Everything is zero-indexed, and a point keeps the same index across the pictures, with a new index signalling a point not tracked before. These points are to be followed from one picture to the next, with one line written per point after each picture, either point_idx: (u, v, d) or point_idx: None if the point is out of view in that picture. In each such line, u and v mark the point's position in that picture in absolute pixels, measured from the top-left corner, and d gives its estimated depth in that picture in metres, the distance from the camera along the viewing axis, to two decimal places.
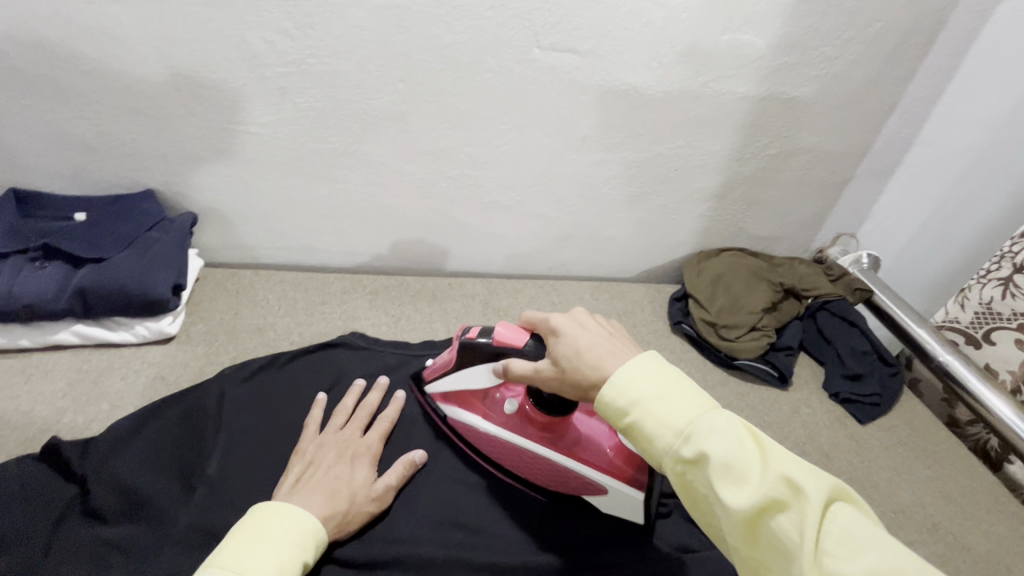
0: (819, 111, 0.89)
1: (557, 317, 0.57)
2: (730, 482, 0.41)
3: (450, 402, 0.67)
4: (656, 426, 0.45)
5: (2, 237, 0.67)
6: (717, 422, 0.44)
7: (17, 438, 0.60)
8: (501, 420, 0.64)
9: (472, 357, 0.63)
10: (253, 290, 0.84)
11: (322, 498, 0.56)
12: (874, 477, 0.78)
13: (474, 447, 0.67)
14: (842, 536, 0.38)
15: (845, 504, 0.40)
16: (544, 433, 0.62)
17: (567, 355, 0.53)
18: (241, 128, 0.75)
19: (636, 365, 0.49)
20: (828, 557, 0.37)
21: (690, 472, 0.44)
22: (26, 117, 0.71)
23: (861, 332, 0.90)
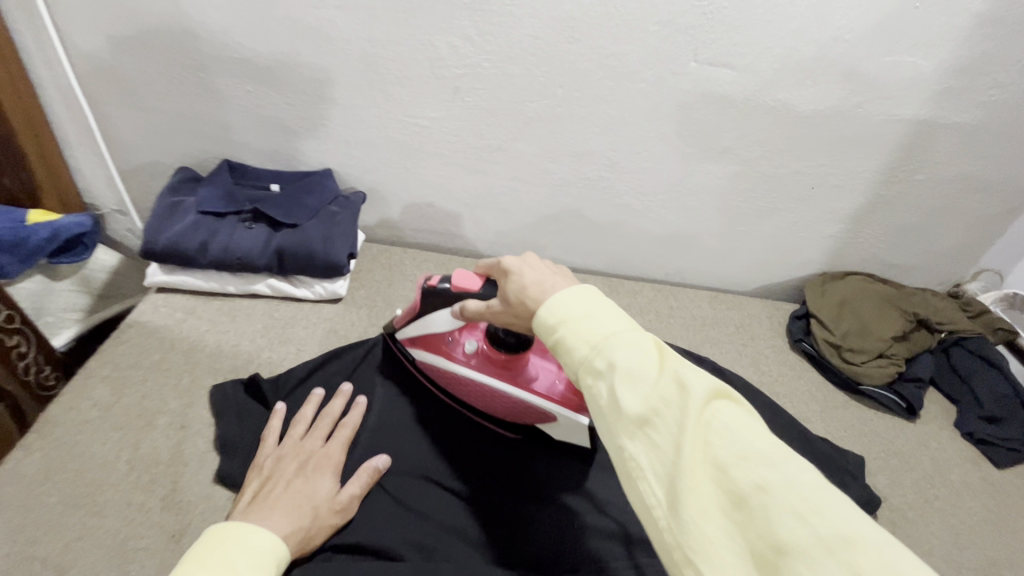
0: (980, 138, 0.85)
1: (513, 257, 0.56)
2: (629, 385, 0.39)
3: (415, 347, 0.70)
4: (575, 340, 0.44)
5: (222, 200, 0.81)
6: (629, 333, 0.42)
7: (227, 364, 0.72)
8: (460, 357, 0.66)
9: (435, 304, 0.64)
10: (402, 265, 0.94)
11: (284, 515, 0.53)
12: (1012, 521, 0.74)
13: (440, 381, 0.70)
14: (721, 429, 0.37)
15: (726, 404, 0.39)
16: (502, 369, 0.64)
17: (513, 288, 0.52)
18: (413, 120, 0.85)
19: (570, 291, 0.47)
20: (707, 446, 0.37)
21: (594, 380, 0.42)
22: (246, 101, 0.84)
23: (1002, 373, 0.85)
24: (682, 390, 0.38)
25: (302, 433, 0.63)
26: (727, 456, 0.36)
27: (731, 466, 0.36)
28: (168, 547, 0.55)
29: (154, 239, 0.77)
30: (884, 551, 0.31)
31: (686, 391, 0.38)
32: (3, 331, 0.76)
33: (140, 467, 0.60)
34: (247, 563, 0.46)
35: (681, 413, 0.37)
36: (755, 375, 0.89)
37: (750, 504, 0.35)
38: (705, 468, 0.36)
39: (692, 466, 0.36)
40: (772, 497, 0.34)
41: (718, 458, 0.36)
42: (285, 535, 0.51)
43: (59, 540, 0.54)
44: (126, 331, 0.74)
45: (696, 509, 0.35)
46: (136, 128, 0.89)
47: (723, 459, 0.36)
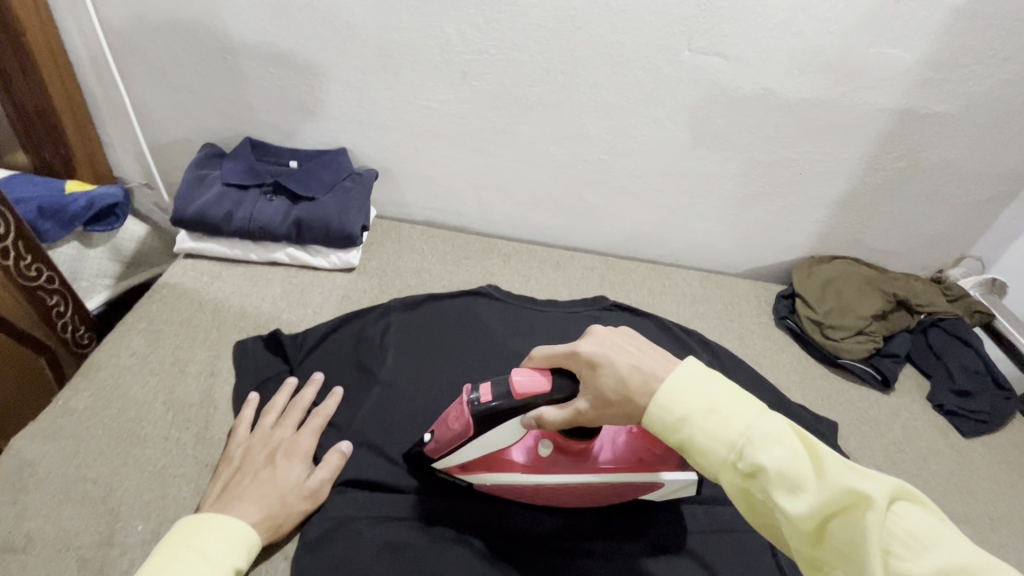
0: (960, 129, 0.90)
1: (583, 346, 0.53)
2: (789, 491, 0.43)
3: (475, 471, 0.61)
4: (710, 439, 0.46)
5: (246, 174, 0.87)
6: (773, 431, 0.45)
7: (251, 323, 0.79)
8: (536, 465, 0.59)
9: (490, 420, 0.55)
10: (411, 240, 1.00)
11: (248, 505, 0.55)
12: (972, 484, 0.80)
13: (516, 496, 0.62)
14: (903, 537, 0.40)
15: (904, 506, 0.41)
16: (580, 461, 0.59)
17: (611, 385, 0.50)
18: (423, 103, 0.90)
19: (676, 380, 0.48)
20: (891, 556, 0.40)
21: (746, 480, 0.45)
22: (268, 83, 0.90)
23: (976, 352, 0.90)
24: (857, 499, 0.41)
25: (274, 421, 0.65)
26: (917, 570, 0.39)
27: None
28: (202, 475, 0.62)
29: (184, 209, 0.84)
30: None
31: (860, 500, 0.41)
32: (44, 290, 0.83)
33: (176, 408, 0.67)
34: (217, 543, 0.51)
35: (858, 524, 0.41)
36: (740, 348, 0.95)
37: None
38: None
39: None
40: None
41: (907, 573, 0.39)
42: (256, 522, 0.54)
43: (106, 466, 0.61)
44: (158, 291, 0.81)
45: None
46: (165, 106, 0.95)
47: (913, 574, 0.39)
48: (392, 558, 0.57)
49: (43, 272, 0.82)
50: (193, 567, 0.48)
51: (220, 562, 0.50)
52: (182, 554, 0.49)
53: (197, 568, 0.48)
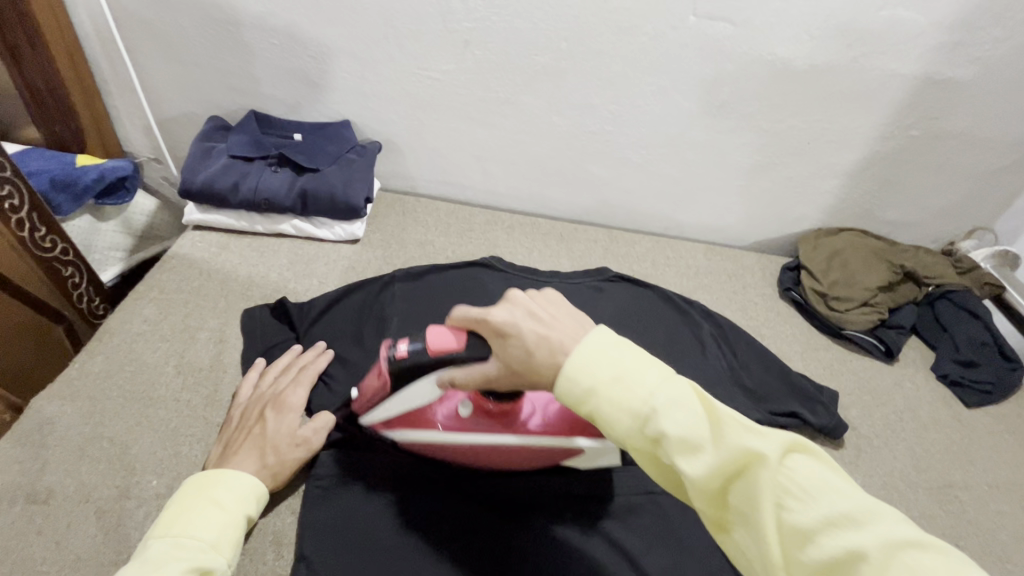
0: (977, 94, 0.87)
1: (496, 311, 0.48)
2: (689, 454, 0.39)
3: (397, 426, 0.61)
4: (616, 409, 0.41)
5: (251, 146, 0.88)
6: (676, 393, 0.41)
7: (259, 292, 0.81)
8: (457, 424, 0.59)
9: (410, 376, 0.54)
10: (415, 213, 1.01)
11: (242, 459, 0.58)
12: (973, 453, 0.80)
13: (441, 455, 0.62)
14: (799, 491, 0.37)
15: (797, 459, 0.38)
16: (503, 421, 0.59)
17: (519, 353, 0.45)
18: (426, 74, 0.90)
19: (581, 346, 0.43)
20: (784, 511, 0.37)
21: (652, 448, 0.41)
22: (270, 54, 0.90)
23: (983, 323, 0.89)
24: (751, 459, 0.38)
25: (271, 382, 0.67)
26: (809, 521, 0.36)
27: (814, 530, 0.36)
28: (211, 434, 0.64)
29: (191, 180, 0.85)
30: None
31: (756, 459, 0.38)
32: (60, 262, 0.85)
33: (186, 371, 0.69)
34: (228, 494, 0.53)
35: (753, 481, 0.38)
36: (743, 319, 0.95)
37: (843, 567, 0.34)
38: (785, 531, 0.37)
39: (772, 531, 0.37)
40: (865, 562, 0.34)
41: (798, 524, 0.36)
42: (251, 472, 0.57)
43: (121, 425, 0.63)
44: (169, 261, 0.83)
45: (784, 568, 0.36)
46: (170, 79, 0.95)
47: (804, 525, 0.36)
48: (393, 511, 0.59)
49: (58, 245, 0.84)
50: (211, 514, 0.51)
51: (235, 510, 0.53)
52: (198, 504, 0.51)
53: (215, 514, 0.51)
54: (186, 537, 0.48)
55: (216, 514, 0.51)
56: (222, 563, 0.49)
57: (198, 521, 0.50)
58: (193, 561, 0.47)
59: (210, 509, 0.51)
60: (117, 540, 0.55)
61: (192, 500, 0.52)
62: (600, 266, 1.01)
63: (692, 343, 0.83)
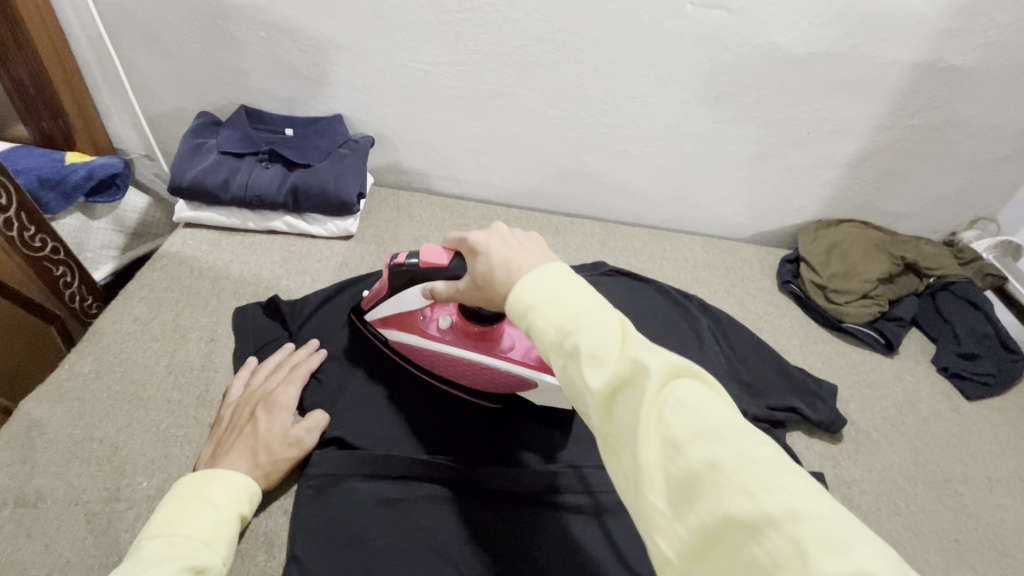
0: (980, 82, 0.86)
1: (477, 233, 0.51)
2: (587, 366, 0.37)
3: (389, 327, 0.67)
4: (539, 322, 0.41)
5: (241, 142, 0.87)
6: (594, 310, 0.39)
7: (251, 290, 0.80)
8: (438, 334, 0.65)
9: (404, 280, 0.61)
10: (410, 208, 1.00)
11: (233, 459, 0.57)
12: (973, 446, 0.80)
13: (421, 362, 0.68)
14: (680, 406, 0.34)
15: (685, 379, 0.35)
16: (480, 342, 0.63)
17: (482, 270, 0.48)
18: (418, 66, 0.88)
19: (536, 273, 0.43)
20: (660, 425, 0.34)
21: (561, 362, 0.39)
22: (259, 47, 0.88)
23: (985, 315, 0.88)
24: (640, 371, 0.35)
25: (262, 381, 0.66)
26: (680, 434, 0.33)
27: (685, 444, 0.33)
28: (202, 434, 0.64)
29: (181, 177, 0.84)
30: (830, 524, 0.29)
31: (645, 372, 0.35)
32: (50, 261, 0.84)
33: (177, 371, 0.69)
34: (220, 492, 0.53)
35: (638, 394, 0.35)
36: (741, 312, 0.94)
37: (701, 481, 0.32)
38: (659, 447, 0.34)
39: (647, 446, 0.34)
40: (722, 474, 0.31)
41: (669, 437, 0.33)
42: (242, 472, 0.56)
43: (111, 426, 0.63)
44: (159, 260, 0.82)
45: (651, 485, 0.33)
46: (158, 73, 0.94)
47: (675, 438, 0.33)
48: (385, 510, 0.58)
49: (48, 244, 0.83)
50: (203, 512, 0.50)
51: (227, 509, 0.52)
52: (190, 504, 0.51)
53: (206, 513, 0.50)
54: (179, 537, 0.48)
55: (209, 512, 0.51)
56: (217, 561, 0.48)
57: (191, 520, 0.49)
58: (187, 558, 0.46)
59: (202, 507, 0.51)
60: (106, 542, 0.55)
61: (184, 500, 0.51)
62: (597, 260, 1.00)
63: (689, 337, 0.83)
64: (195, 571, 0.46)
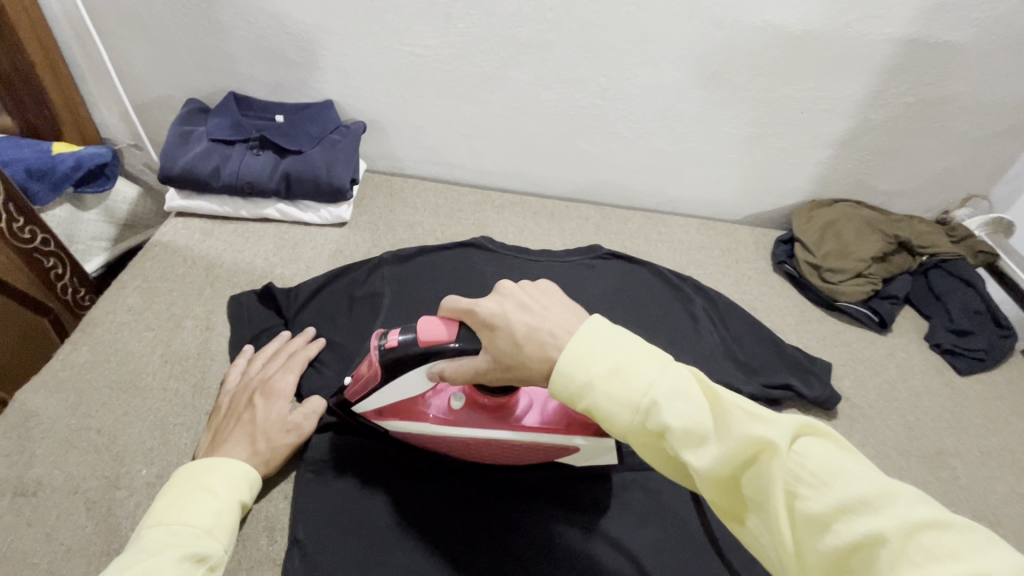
0: (972, 58, 0.86)
1: (485, 303, 0.48)
2: (695, 447, 0.38)
3: (391, 417, 0.59)
4: (616, 404, 0.41)
5: (231, 129, 0.86)
6: (679, 384, 0.40)
7: (245, 278, 0.80)
8: (450, 418, 0.57)
9: (399, 368, 0.53)
10: (403, 194, 0.99)
11: (232, 447, 0.57)
12: (965, 420, 0.81)
13: (437, 445, 0.61)
14: (811, 476, 0.35)
15: (808, 445, 0.36)
16: (496, 417, 0.57)
17: (507, 345, 0.46)
18: (409, 49, 0.87)
19: (579, 342, 0.43)
20: (796, 499, 0.35)
21: (659, 443, 0.40)
22: (246, 32, 0.87)
23: (977, 292, 0.89)
24: (760, 446, 0.36)
25: (260, 368, 0.66)
26: (822, 508, 0.34)
27: (828, 517, 0.34)
28: (200, 422, 0.63)
29: (171, 165, 0.83)
30: None
31: (763, 446, 0.36)
32: (41, 253, 0.83)
33: (173, 360, 0.69)
34: (220, 481, 0.52)
35: (763, 469, 0.36)
36: (736, 293, 0.95)
37: (859, 554, 0.32)
38: (801, 520, 0.35)
39: (789, 521, 0.35)
40: (883, 547, 0.32)
41: (809, 510, 0.34)
42: (241, 459, 0.56)
43: (108, 416, 0.63)
44: (151, 249, 0.81)
45: (805, 558, 0.34)
46: (144, 60, 0.92)
47: (816, 511, 0.34)
48: (387, 495, 0.59)
49: (38, 235, 0.82)
50: (203, 500, 0.50)
51: (227, 497, 0.52)
52: (189, 493, 0.50)
53: (206, 501, 0.50)
54: (179, 526, 0.48)
55: (207, 501, 0.50)
56: (219, 549, 0.48)
57: (190, 510, 0.49)
58: (187, 547, 0.46)
59: (201, 495, 0.50)
60: (108, 529, 0.55)
61: (183, 488, 0.51)
62: (592, 244, 1.00)
63: (684, 319, 0.83)
64: (196, 560, 0.46)
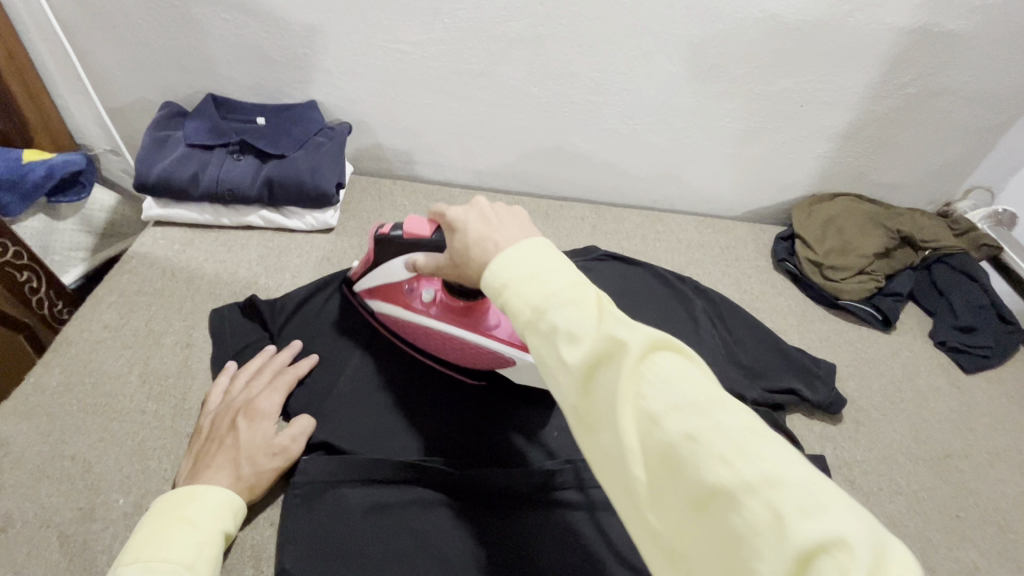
0: (977, 46, 0.83)
1: (455, 207, 0.48)
2: (567, 343, 0.36)
3: (376, 298, 0.67)
4: (518, 302, 0.38)
5: (209, 133, 0.82)
6: (572, 285, 0.38)
7: (228, 289, 0.77)
8: (421, 309, 0.64)
9: (387, 250, 0.61)
10: (392, 197, 0.96)
11: (215, 473, 0.54)
12: (972, 421, 0.79)
13: (405, 335, 0.68)
14: (659, 380, 0.33)
15: (665, 354, 0.35)
16: (461, 318, 0.62)
17: (459, 244, 0.46)
18: (395, 46, 0.84)
19: (515, 247, 0.41)
20: (640, 400, 0.33)
21: (536, 341, 0.37)
22: (223, 31, 0.83)
23: (981, 287, 0.87)
24: (621, 347, 0.34)
25: (243, 387, 0.63)
26: (660, 409, 0.33)
27: (664, 418, 0.32)
28: (181, 445, 0.61)
29: (147, 172, 0.79)
30: (804, 488, 0.29)
31: (624, 347, 0.34)
32: (14, 267, 0.80)
33: (152, 379, 0.66)
34: (202, 511, 0.51)
35: (618, 370, 0.34)
36: (737, 293, 0.92)
37: (682, 456, 0.31)
38: (639, 423, 0.33)
39: (630, 425, 0.33)
40: (701, 447, 0.31)
41: (649, 410, 0.33)
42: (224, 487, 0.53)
43: (83, 441, 0.60)
44: (129, 262, 0.78)
45: (634, 460, 0.33)
46: (116, 62, 0.88)
47: (654, 411, 0.33)
48: (377, 518, 0.56)
49: (9, 248, 0.79)
50: (184, 534, 0.48)
51: (209, 529, 0.50)
52: (170, 525, 0.49)
53: (187, 534, 0.48)
54: (158, 562, 0.46)
55: (189, 535, 0.48)
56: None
57: (169, 544, 0.47)
58: None
59: (182, 528, 0.49)
60: (83, 564, 0.52)
61: (164, 520, 0.49)
62: (588, 245, 0.97)
63: (684, 322, 0.80)
64: None
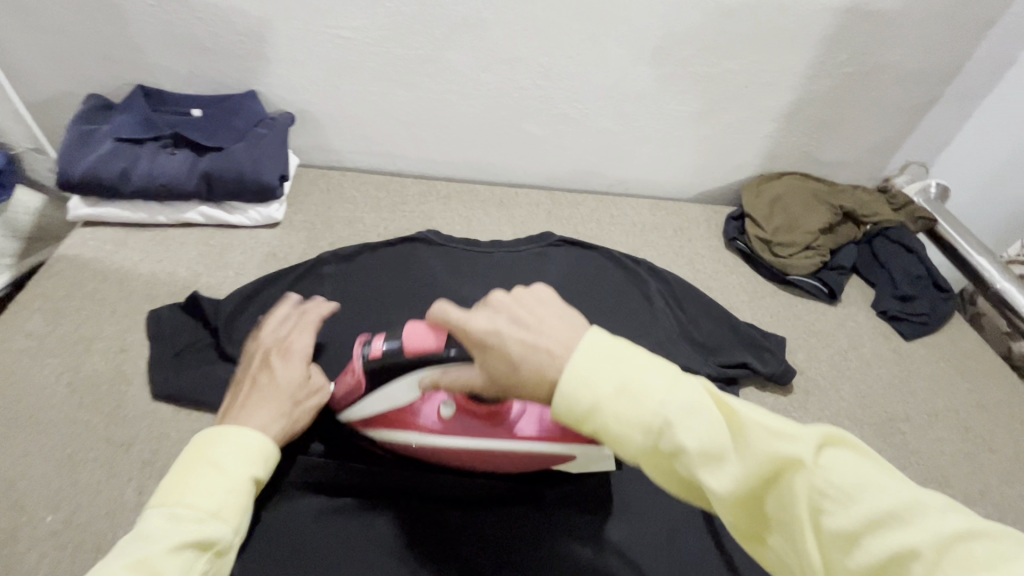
0: (905, 25, 0.86)
1: (475, 318, 0.45)
2: (713, 468, 0.37)
3: (377, 426, 0.60)
4: (624, 428, 0.38)
5: (139, 126, 0.77)
6: (689, 399, 0.38)
7: (166, 290, 0.73)
8: (441, 427, 0.58)
9: (388, 372, 0.54)
10: (342, 189, 0.93)
11: (259, 412, 0.53)
12: (912, 384, 0.83)
13: (428, 454, 0.61)
14: (837, 491, 0.33)
15: (835, 455, 0.35)
16: (491, 424, 0.57)
17: (501, 367, 0.43)
18: (335, 32, 0.81)
19: (578, 353, 0.40)
20: (822, 514, 0.34)
21: (671, 464, 0.38)
22: (148, 17, 0.78)
23: (917, 257, 0.91)
24: (785, 463, 0.35)
25: (270, 330, 0.62)
26: (849, 524, 0.33)
27: (855, 532, 0.33)
28: (116, 455, 0.58)
29: (71, 169, 0.74)
30: None
31: (788, 463, 0.35)
32: None
33: (82, 389, 0.62)
34: (232, 456, 0.47)
35: (789, 486, 0.35)
36: (690, 272, 0.94)
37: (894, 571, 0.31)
38: (822, 534, 0.34)
39: (811, 537, 0.34)
40: (917, 560, 0.31)
41: (834, 526, 0.33)
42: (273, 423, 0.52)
43: (7, 456, 0.57)
44: (55, 264, 0.74)
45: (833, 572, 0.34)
46: (32, 52, 0.82)
47: (841, 527, 0.33)
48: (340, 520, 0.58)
49: None
50: (212, 480, 0.45)
51: (239, 475, 0.47)
52: (198, 468, 0.46)
53: (215, 480, 0.45)
54: (184, 509, 0.43)
55: (216, 481, 0.45)
56: (228, 533, 0.44)
57: (196, 492, 0.44)
58: (193, 538, 0.42)
59: (210, 473, 0.45)
60: None
61: (194, 462, 0.46)
62: (544, 231, 0.97)
63: (639, 303, 0.81)
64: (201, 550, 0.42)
